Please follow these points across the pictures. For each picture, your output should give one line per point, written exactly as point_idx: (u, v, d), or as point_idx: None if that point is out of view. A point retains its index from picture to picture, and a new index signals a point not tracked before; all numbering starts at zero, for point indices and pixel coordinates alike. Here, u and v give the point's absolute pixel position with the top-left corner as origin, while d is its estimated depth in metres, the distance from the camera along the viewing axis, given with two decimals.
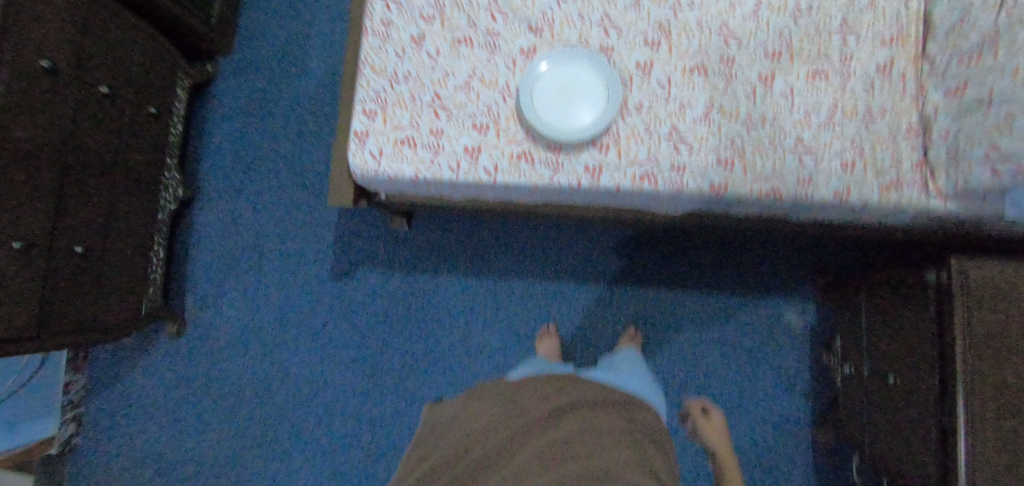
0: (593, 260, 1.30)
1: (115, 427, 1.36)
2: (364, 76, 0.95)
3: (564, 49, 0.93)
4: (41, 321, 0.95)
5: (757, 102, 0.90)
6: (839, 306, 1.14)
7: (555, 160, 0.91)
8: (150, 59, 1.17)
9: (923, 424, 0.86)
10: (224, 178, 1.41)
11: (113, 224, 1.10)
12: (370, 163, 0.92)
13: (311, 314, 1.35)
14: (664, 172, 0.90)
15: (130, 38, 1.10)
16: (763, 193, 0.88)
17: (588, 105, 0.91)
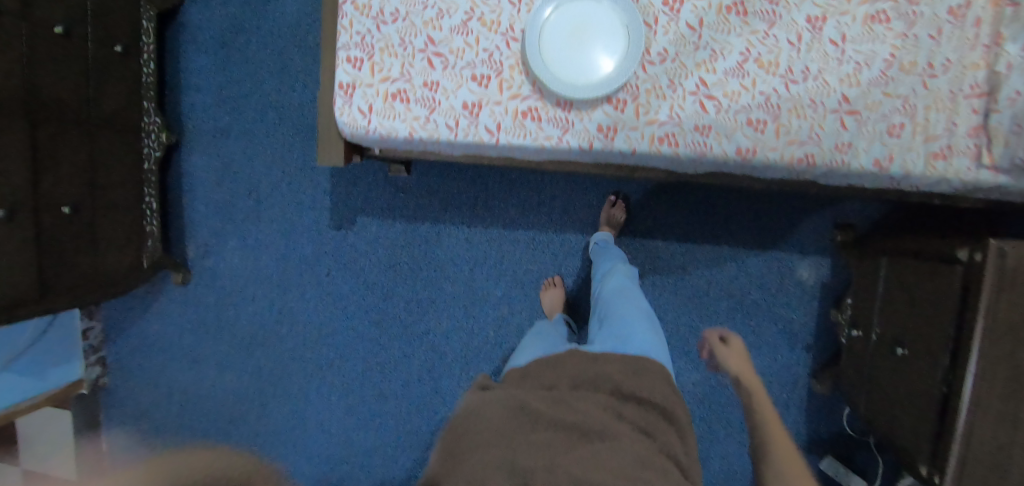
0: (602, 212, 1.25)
1: (139, 366, 1.43)
2: (346, 15, 0.83)
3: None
4: (42, 285, 0.94)
5: (803, 49, 0.78)
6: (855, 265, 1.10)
7: (565, 118, 0.81)
8: None
9: (924, 395, 0.86)
10: (211, 117, 1.32)
11: (99, 178, 1.04)
12: (359, 120, 0.83)
13: (313, 262, 1.34)
14: (686, 134, 0.80)
15: None
16: (796, 159, 0.79)
17: (605, 51, 0.79)
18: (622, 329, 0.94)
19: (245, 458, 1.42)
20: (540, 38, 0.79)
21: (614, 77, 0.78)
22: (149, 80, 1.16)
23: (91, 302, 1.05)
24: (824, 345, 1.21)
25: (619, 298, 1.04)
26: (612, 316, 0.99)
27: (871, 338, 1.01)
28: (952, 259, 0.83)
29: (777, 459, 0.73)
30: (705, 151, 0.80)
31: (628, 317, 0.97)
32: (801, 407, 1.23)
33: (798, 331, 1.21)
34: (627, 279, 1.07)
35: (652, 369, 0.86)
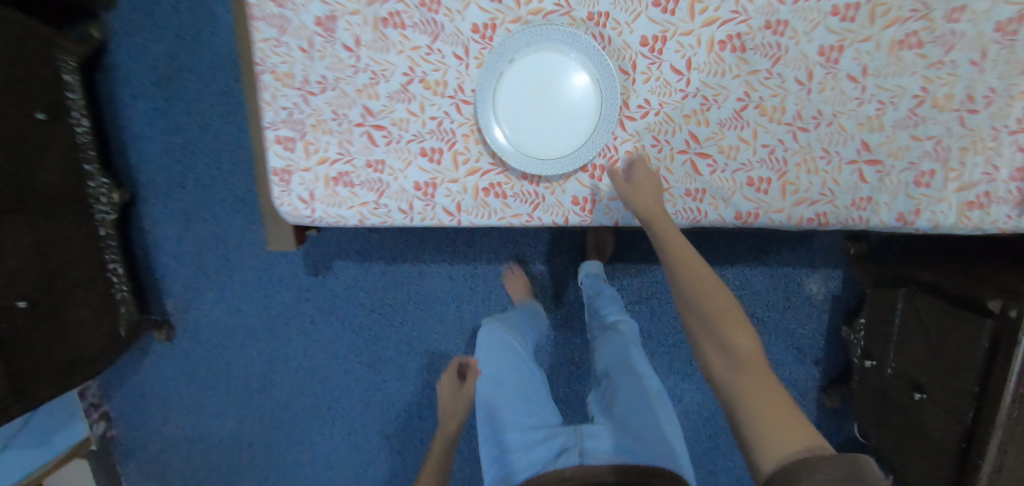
0: (577, 237, 1.29)
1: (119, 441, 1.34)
2: (267, 87, 0.71)
3: (532, 32, 0.65)
4: (17, 388, 0.90)
5: (813, 89, 0.64)
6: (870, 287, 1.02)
7: (533, 192, 0.70)
8: (18, 46, 0.89)
9: (942, 447, 0.80)
10: (159, 169, 1.18)
11: (52, 261, 0.97)
12: (302, 210, 0.74)
13: (295, 308, 1.29)
14: (675, 199, 0.69)
15: None
16: (805, 220, 0.68)
17: (574, 113, 0.67)
18: (636, 426, 0.85)
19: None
20: (496, 105, 0.67)
21: (587, 146, 0.67)
22: (84, 140, 1.06)
23: (72, 387, 1.02)
24: (831, 357, 1.16)
25: (621, 381, 0.93)
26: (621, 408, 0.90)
27: (886, 371, 0.94)
28: (977, 308, 0.75)
29: (727, 362, 0.60)
30: (699, 218, 0.69)
31: (638, 406, 0.88)
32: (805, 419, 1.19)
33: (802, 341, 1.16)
34: (622, 359, 0.96)
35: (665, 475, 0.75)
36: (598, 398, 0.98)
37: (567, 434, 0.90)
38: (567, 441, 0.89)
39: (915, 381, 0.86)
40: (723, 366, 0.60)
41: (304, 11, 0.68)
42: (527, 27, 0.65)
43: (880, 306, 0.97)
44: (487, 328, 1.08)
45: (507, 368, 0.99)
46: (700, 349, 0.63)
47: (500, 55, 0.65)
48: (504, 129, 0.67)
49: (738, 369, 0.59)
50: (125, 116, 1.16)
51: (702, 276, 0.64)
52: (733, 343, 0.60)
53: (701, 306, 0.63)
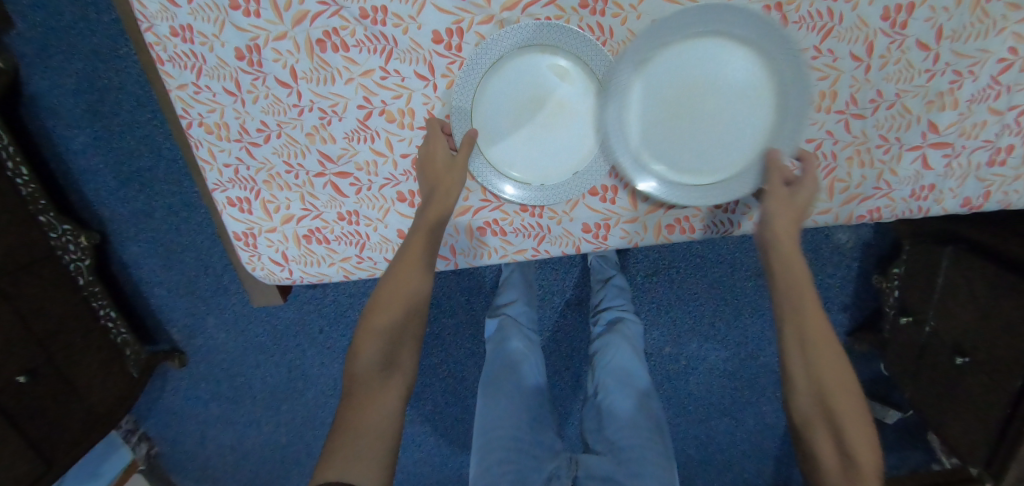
0: None
1: None
2: (201, 143, 0.60)
3: (722, 9, 0.47)
4: (43, 455, 0.90)
5: (873, 66, 0.51)
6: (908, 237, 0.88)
7: (535, 224, 0.60)
8: None
9: (989, 415, 0.73)
10: (116, 199, 1.06)
11: (38, 327, 0.90)
12: (278, 272, 0.66)
13: (277, 325, 1.17)
14: (702, 213, 0.58)
15: None
16: (855, 217, 0.57)
17: (729, 127, 0.52)
18: (637, 469, 0.65)
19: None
20: (482, 121, 0.55)
21: (598, 165, 0.56)
22: (28, 188, 0.93)
23: (100, 437, 1.02)
24: (860, 305, 1.04)
25: (632, 405, 0.71)
26: (619, 435, 0.69)
27: (924, 329, 0.85)
28: None
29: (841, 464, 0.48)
30: (730, 229, 0.59)
31: (646, 442, 0.68)
32: None
33: (833, 295, 1.03)
34: (640, 380, 0.74)
35: None
36: (593, 413, 0.75)
37: (558, 457, 0.72)
38: (557, 468, 0.70)
39: (962, 345, 0.77)
40: (836, 470, 0.48)
41: (218, 43, 0.55)
42: (541, 22, 0.51)
43: (924, 260, 0.84)
44: (496, 320, 0.86)
45: (495, 377, 0.76)
46: (810, 435, 0.50)
47: (484, 56, 0.52)
48: (493, 149, 0.56)
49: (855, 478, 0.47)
50: (67, 150, 1.03)
51: (827, 353, 0.51)
52: (855, 448, 0.48)
53: (823, 390, 0.50)
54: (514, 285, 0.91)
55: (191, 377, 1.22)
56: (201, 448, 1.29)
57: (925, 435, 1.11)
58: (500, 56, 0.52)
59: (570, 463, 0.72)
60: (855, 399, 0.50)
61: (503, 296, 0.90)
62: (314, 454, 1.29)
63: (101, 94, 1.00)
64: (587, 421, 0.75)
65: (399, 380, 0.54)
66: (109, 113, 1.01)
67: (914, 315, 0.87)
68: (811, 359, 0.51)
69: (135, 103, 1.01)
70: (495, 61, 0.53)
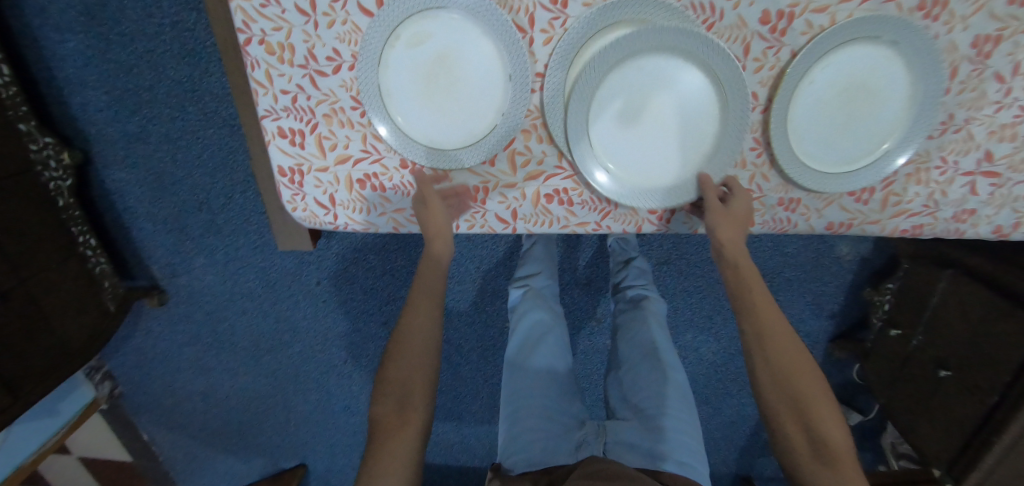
0: None
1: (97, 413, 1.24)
2: (259, 63, 0.55)
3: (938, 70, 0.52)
4: (13, 389, 0.83)
5: (951, 90, 0.54)
6: (912, 257, 0.97)
7: (604, 198, 0.60)
8: None
9: (955, 418, 0.84)
10: (105, 120, 0.96)
11: (9, 247, 0.81)
12: (321, 216, 0.61)
13: (269, 275, 1.10)
14: (766, 209, 0.60)
15: None
16: (899, 231, 0.61)
17: (853, 131, 0.56)
18: (666, 437, 0.68)
19: (250, 465, 1.32)
20: (433, 90, 0.56)
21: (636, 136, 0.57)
22: (8, 90, 0.83)
23: (72, 373, 0.94)
24: (846, 314, 1.12)
25: (661, 376, 0.73)
26: (650, 405, 0.71)
27: (909, 342, 0.96)
28: None
29: (813, 449, 0.55)
30: (787, 227, 0.61)
31: (675, 412, 0.70)
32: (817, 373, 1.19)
33: (825, 302, 1.11)
34: (666, 351, 0.76)
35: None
36: (616, 385, 0.78)
37: (585, 426, 0.73)
38: (585, 436, 0.71)
39: (945, 361, 0.87)
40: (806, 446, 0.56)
41: None
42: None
43: (921, 281, 0.93)
44: (520, 291, 0.85)
45: (522, 352, 0.76)
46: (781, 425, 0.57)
47: (380, 26, 0.52)
48: (462, 116, 0.57)
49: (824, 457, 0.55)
50: (53, 55, 0.92)
51: (789, 351, 0.58)
52: (823, 432, 0.56)
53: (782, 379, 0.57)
54: (536, 257, 0.91)
55: (169, 317, 1.16)
56: (169, 392, 1.25)
57: (879, 438, 1.22)
58: (408, 25, 0.53)
59: (598, 431, 0.73)
60: (817, 384, 0.57)
61: (526, 268, 0.89)
62: (291, 409, 1.25)
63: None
64: (612, 393, 0.78)
65: (416, 413, 0.57)
66: (109, 19, 0.90)
67: (902, 330, 0.97)
68: (768, 355, 0.58)
69: (143, 12, 0.90)
70: (411, 31, 0.54)
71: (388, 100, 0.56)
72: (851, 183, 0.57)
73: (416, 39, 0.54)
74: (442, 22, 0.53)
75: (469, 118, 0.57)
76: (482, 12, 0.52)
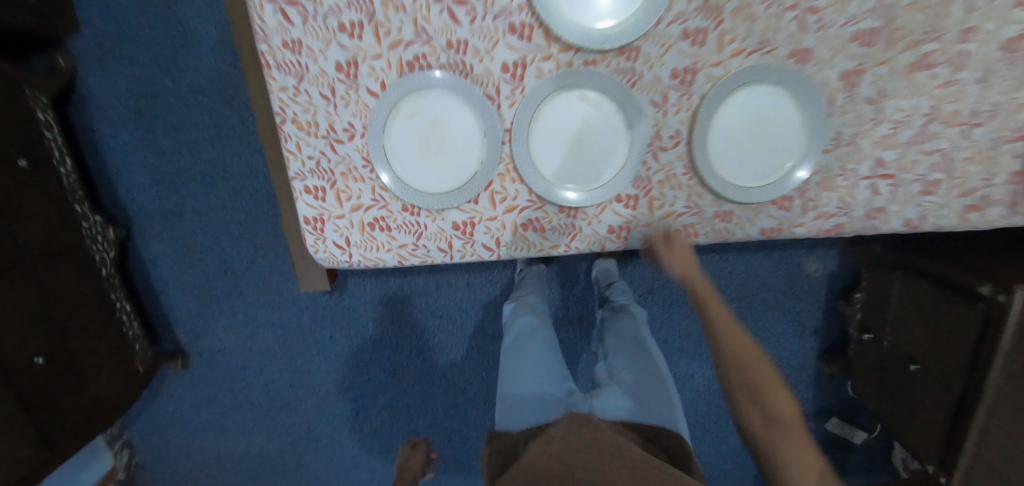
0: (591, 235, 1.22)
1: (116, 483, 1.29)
2: (289, 136, 0.69)
3: (818, 101, 0.66)
4: (47, 440, 0.91)
5: (834, 114, 0.68)
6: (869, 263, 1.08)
7: (571, 223, 0.71)
8: None
9: (934, 410, 0.91)
10: (148, 202, 1.11)
11: (57, 312, 0.93)
12: (339, 256, 0.73)
13: (286, 333, 1.20)
14: (706, 222, 0.71)
15: None
16: (824, 231, 0.72)
17: (764, 154, 0.69)
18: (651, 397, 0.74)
19: None
20: (424, 148, 0.69)
21: (586, 169, 0.69)
22: (69, 180, 0.99)
23: (102, 430, 1.02)
24: (827, 330, 1.23)
25: (641, 359, 0.82)
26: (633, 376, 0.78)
27: (882, 344, 1.03)
28: (973, 294, 0.82)
29: (762, 419, 0.64)
30: (727, 235, 0.72)
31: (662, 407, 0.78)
32: (806, 386, 1.28)
33: (805, 321, 1.23)
34: (643, 342, 0.86)
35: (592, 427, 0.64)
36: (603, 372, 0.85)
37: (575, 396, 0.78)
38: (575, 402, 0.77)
39: (914, 358, 0.95)
40: (760, 424, 0.64)
41: (321, 56, 0.66)
42: (583, 65, 0.66)
43: (880, 285, 1.04)
44: (512, 306, 0.96)
45: (515, 351, 0.85)
46: (735, 410, 0.67)
47: (383, 105, 0.67)
48: (448, 167, 0.69)
49: (779, 433, 0.63)
50: (107, 149, 1.08)
51: (740, 342, 0.70)
52: (769, 399, 0.65)
53: (737, 380, 0.67)
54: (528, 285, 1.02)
55: (191, 380, 1.24)
56: (187, 457, 1.30)
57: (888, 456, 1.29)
58: (401, 100, 0.67)
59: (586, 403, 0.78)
60: (771, 374, 0.67)
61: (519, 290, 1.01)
62: (306, 466, 1.30)
63: (151, 98, 1.06)
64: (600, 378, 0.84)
65: None
66: (154, 116, 1.06)
67: (872, 333, 1.06)
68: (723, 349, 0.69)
69: (183, 111, 1.06)
70: (404, 105, 0.68)
71: (390, 159, 0.69)
72: (768, 194, 0.69)
73: (412, 110, 0.68)
74: (429, 96, 0.68)
75: (453, 168, 0.70)
76: (459, 87, 0.67)
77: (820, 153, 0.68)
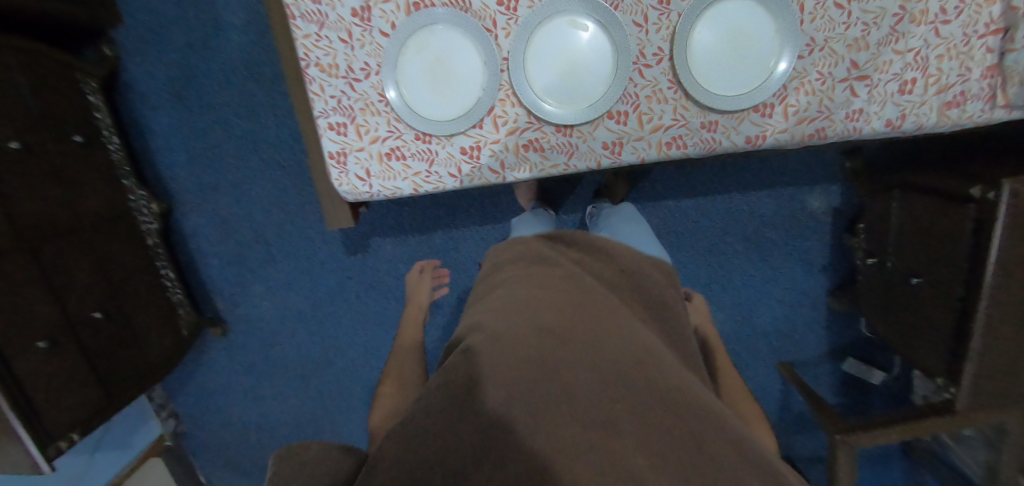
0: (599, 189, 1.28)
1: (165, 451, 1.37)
2: (314, 79, 0.77)
3: (789, 9, 0.72)
4: (104, 388, 1.00)
5: (806, 21, 0.73)
6: (870, 192, 1.11)
7: (568, 142, 0.78)
8: (47, 89, 0.94)
9: (939, 319, 0.93)
10: (188, 179, 1.21)
11: (112, 273, 1.03)
12: (360, 187, 0.80)
13: (317, 298, 1.28)
14: (694, 132, 0.77)
15: (13, 78, 0.87)
16: (807, 136, 0.77)
17: (743, 64, 0.74)
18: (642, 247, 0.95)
19: None
20: (433, 79, 0.77)
21: (579, 88, 0.75)
22: (118, 157, 1.09)
23: (148, 387, 1.11)
24: (836, 267, 1.27)
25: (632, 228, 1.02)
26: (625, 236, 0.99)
27: (887, 266, 1.06)
28: (965, 197, 0.84)
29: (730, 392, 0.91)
30: (715, 145, 0.77)
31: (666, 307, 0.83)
32: (820, 325, 1.31)
33: (812, 258, 1.27)
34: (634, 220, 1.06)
35: (599, 316, 0.67)
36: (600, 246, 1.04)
37: None
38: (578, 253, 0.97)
39: (917, 273, 0.97)
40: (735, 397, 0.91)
41: (339, 4, 0.74)
42: None
43: (880, 211, 1.08)
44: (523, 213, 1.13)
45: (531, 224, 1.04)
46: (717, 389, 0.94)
47: (395, 42, 0.75)
48: (455, 95, 0.77)
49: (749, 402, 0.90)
50: (150, 132, 1.19)
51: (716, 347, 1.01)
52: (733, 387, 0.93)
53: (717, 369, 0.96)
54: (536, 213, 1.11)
55: (229, 347, 1.32)
56: (229, 423, 1.37)
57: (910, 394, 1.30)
58: (411, 37, 0.76)
59: None
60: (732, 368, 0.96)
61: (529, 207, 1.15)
62: (339, 427, 1.37)
63: (187, 83, 1.17)
64: None
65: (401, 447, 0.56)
66: (191, 97, 1.17)
67: (876, 257, 1.10)
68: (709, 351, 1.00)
69: (217, 93, 1.17)
70: (414, 42, 0.76)
71: (404, 92, 0.77)
72: (749, 101, 0.74)
73: (420, 47, 0.76)
74: (436, 32, 0.76)
75: (459, 97, 0.77)
76: (461, 21, 0.74)
77: (796, 57, 0.73)
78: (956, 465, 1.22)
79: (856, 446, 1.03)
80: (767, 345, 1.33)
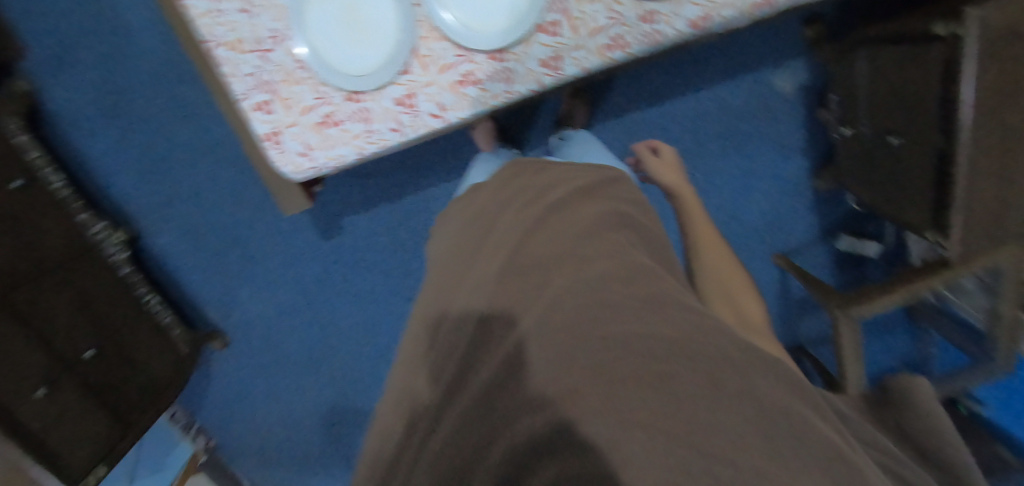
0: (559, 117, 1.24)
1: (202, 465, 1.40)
2: (221, 59, 0.71)
3: None
4: (116, 418, 1.02)
5: None
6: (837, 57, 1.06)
7: (503, 68, 0.73)
8: None
9: (921, 170, 0.89)
10: (144, 199, 1.18)
11: (93, 309, 1.01)
12: (303, 163, 0.76)
13: (306, 288, 1.28)
14: (633, 28, 0.71)
15: None
16: (754, 7, 0.70)
17: None
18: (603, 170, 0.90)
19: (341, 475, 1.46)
20: (346, 29, 0.72)
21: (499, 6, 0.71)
22: (64, 192, 1.05)
23: (160, 411, 1.12)
24: (813, 144, 1.23)
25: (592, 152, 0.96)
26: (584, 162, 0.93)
27: (864, 132, 1.03)
28: (930, 36, 0.79)
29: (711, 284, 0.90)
30: (659, 37, 0.72)
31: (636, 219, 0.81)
32: (808, 206, 1.29)
33: (789, 140, 1.23)
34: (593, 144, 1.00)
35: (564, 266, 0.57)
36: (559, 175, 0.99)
37: None
38: None
39: (893, 130, 0.94)
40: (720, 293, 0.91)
41: None
42: None
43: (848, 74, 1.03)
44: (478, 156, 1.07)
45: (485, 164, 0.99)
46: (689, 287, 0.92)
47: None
48: (371, 42, 0.72)
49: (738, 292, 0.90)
50: (90, 160, 1.15)
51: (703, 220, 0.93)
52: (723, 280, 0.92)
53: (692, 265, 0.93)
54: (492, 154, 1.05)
55: (234, 355, 1.33)
56: (253, 427, 1.40)
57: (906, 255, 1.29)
58: None
59: None
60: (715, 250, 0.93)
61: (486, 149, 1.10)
62: (359, 409, 1.39)
63: (115, 100, 1.12)
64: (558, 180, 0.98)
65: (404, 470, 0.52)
66: (122, 113, 1.12)
67: (851, 123, 1.06)
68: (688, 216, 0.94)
69: (148, 103, 1.12)
70: None
71: (320, 50, 0.72)
72: None
73: None
74: None
75: (377, 43, 0.72)
76: None
77: None
78: (960, 316, 1.22)
79: (856, 318, 1.02)
80: (761, 238, 1.31)
